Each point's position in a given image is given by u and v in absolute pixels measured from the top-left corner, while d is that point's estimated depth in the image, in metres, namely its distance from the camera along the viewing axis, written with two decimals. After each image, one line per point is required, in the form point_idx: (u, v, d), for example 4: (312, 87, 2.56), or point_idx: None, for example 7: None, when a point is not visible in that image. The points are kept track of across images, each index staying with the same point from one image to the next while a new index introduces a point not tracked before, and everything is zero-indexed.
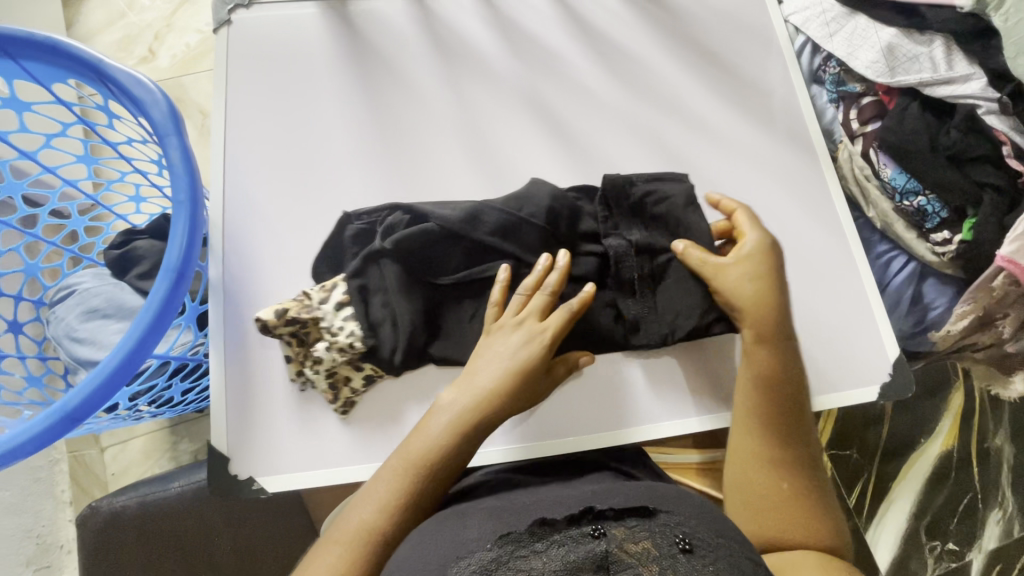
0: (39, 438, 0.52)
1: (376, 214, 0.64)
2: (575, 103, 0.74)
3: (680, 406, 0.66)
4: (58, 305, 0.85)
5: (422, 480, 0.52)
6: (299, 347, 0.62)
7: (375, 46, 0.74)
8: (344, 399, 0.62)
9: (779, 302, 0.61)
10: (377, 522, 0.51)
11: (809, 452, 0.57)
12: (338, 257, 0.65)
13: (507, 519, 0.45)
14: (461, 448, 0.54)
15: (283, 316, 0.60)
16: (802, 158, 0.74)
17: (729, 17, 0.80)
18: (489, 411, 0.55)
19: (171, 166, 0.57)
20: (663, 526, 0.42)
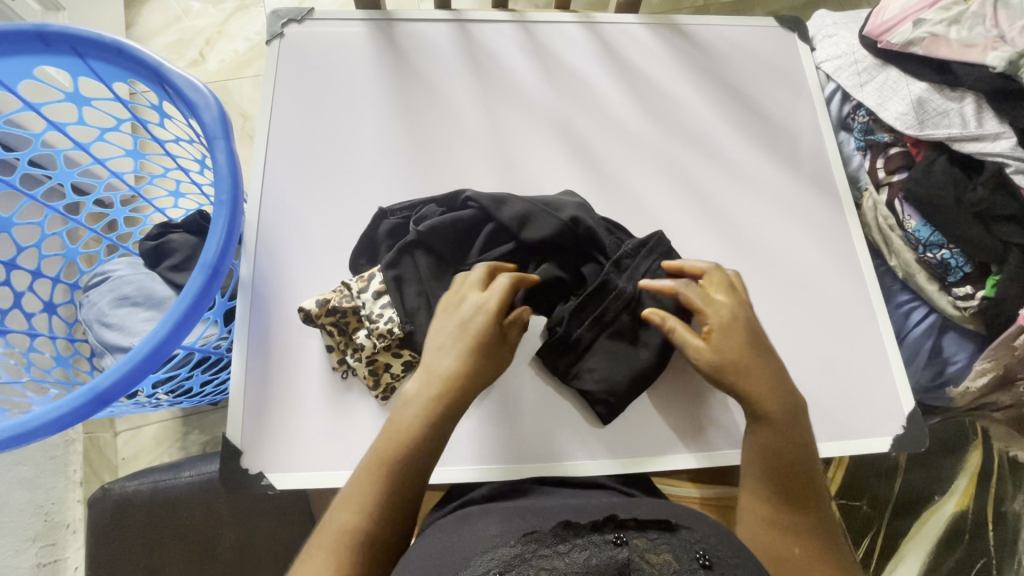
0: (69, 416, 0.54)
1: (412, 207, 0.68)
2: (604, 133, 0.76)
3: (680, 435, 0.65)
4: (92, 289, 0.89)
5: (396, 467, 0.50)
6: (340, 336, 0.63)
7: (416, 66, 0.78)
8: (384, 385, 0.63)
9: (769, 369, 0.57)
10: (360, 521, 0.48)
11: (823, 517, 0.52)
12: (371, 249, 0.67)
13: (531, 521, 0.47)
14: (436, 426, 0.53)
15: (325, 306, 0.62)
16: (826, 203, 0.75)
17: (761, 61, 0.82)
18: (463, 385, 0.54)
19: (216, 167, 0.60)
20: (685, 542, 0.43)
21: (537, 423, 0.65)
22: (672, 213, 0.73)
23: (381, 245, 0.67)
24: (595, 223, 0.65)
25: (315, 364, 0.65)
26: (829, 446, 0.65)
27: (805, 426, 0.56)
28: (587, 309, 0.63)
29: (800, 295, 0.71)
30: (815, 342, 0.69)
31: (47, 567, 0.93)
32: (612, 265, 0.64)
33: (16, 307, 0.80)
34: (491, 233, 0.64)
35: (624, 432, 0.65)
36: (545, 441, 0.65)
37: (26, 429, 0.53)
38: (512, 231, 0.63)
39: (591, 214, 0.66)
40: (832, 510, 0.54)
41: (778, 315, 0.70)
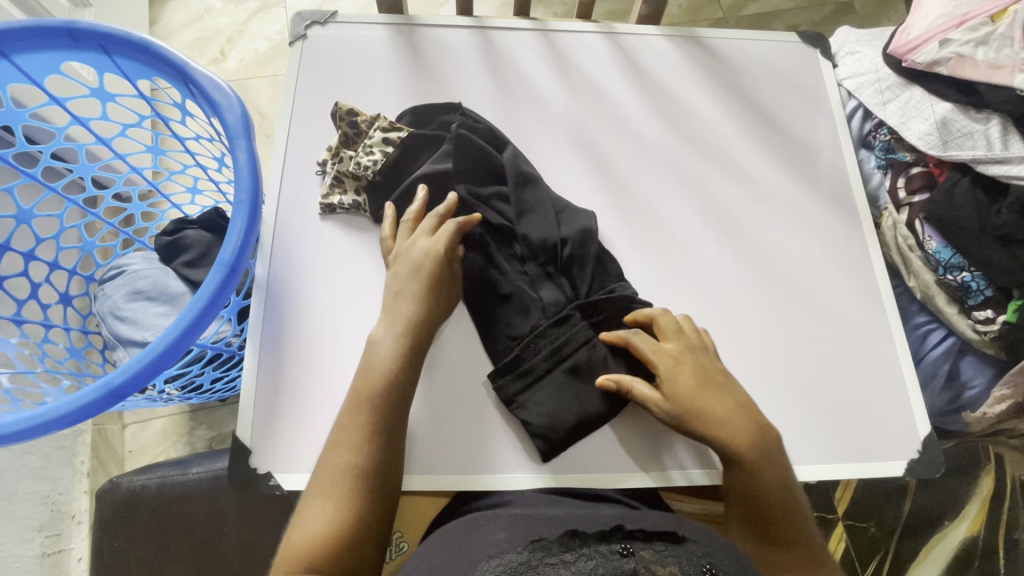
0: (82, 410, 0.54)
1: (475, 117, 0.73)
2: (623, 144, 0.76)
3: (677, 451, 0.64)
4: (107, 282, 0.90)
5: (374, 409, 0.56)
6: (340, 146, 0.72)
7: (436, 71, 0.78)
8: (330, 200, 0.70)
9: (721, 410, 0.57)
10: (351, 456, 0.54)
11: (809, 552, 0.54)
12: (425, 116, 0.74)
13: (539, 529, 0.48)
14: (402, 366, 0.59)
15: (350, 116, 0.72)
16: (844, 221, 0.74)
17: (781, 76, 0.82)
18: (416, 325, 0.61)
19: (237, 168, 0.60)
20: (691, 555, 0.42)
21: (484, 437, 0.63)
22: (688, 227, 0.73)
23: (431, 120, 0.74)
24: (586, 252, 0.66)
25: (322, 368, 0.65)
26: (842, 469, 0.64)
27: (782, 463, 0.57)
28: (546, 334, 0.63)
29: (816, 313, 0.70)
30: (830, 362, 0.68)
31: (51, 557, 0.94)
32: (581, 304, 0.64)
33: (32, 298, 0.81)
34: (500, 191, 0.69)
35: (622, 447, 0.64)
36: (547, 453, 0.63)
37: (39, 422, 0.53)
38: (513, 200, 0.68)
39: (590, 243, 0.66)
40: (819, 539, 0.56)
41: (794, 333, 0.69)
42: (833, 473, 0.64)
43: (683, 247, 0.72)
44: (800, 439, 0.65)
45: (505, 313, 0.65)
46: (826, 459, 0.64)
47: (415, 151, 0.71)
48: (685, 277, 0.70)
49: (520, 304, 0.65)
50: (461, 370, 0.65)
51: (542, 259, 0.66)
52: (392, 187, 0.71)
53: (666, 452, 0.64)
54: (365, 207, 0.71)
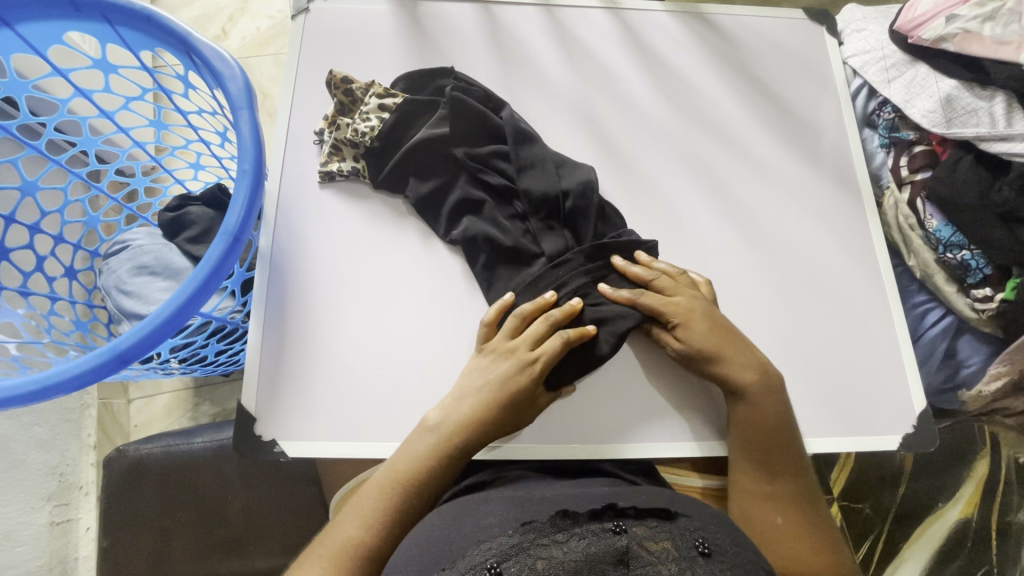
0: (89, 374, 0.55)
1: (469, 82, 0.73)
2: (625, 120, 0.76)
3: (683, 422, 0.64)
4: (111, 257, 0.90)
5: (404, 501, 0.54)
6: (336, 111, 0.72)
7: (439, 46, 0.78)
8: (329, 168, 0.70)
9: (731, 350, 0.61)
10: (363, 534, 0.52)
11: (803, 484, 0.58)
12: (418, 83, 0.74)
13: (529, 509, 0.48)
14: (439, 470, 0.55)
15: (343, 81, 0.72)
16: (845, 199, 0.74)
17: (787, 54, 0.81)
18: (470, 439, 0.56)
19: (239, 138, 0.60)
20: (683, 530, 0.44)
21: None
22: (690, 204, 0.73)
23: (426, 88, 0.74)
24: (588, 203, 0.66)
25: (328, 338, 0.65)
26: (837, 442, 0.65)
27: (783, 399, 0.60)
28: (544, 280, 0.64)
29: (816, 291, 0.70)
30: (827, 338, 0.69)
31: (59, 526, 0.96)
32: (588, 253, 0.65)
33: (38, 270, 0.82)
34: (497, 150, 0.69)
35: (631, 419, 0.64)
36: (558, 425, 0.63)
37: (48, 385, 0.55)
38: (513, 158, 0.68)
39: (591, 194, 0.66)
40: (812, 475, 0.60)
41: (794, 309, 0.69)
42: (829, 446, 0.65)
43: (685, 224, 0.72)
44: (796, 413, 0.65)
45: (507, 273, 0.66)
46: (822, 432, 0.65)
47: (411, 119, 0.72)
48: (686, 253, 0.71)
49: (524, 261, 0.66)
50: (460, 341, 0.66)
51: (544, 213, 0.66)
52: (391, 151, 0.71)
53: (672, 422, 0.64)
54: (365, 173, 0.71)
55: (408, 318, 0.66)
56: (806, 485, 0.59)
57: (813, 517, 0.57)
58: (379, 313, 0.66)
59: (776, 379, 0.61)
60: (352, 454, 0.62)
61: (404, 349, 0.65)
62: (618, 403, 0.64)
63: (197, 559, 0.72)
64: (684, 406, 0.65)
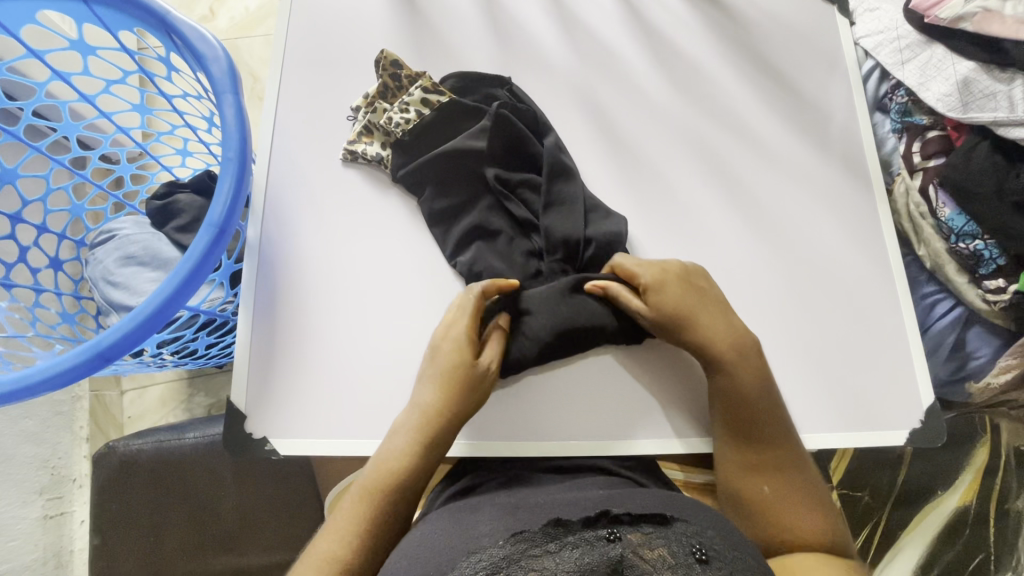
0: (70, 372, 0.53)
1: (519, 99, 0.71)
2: (629, 104, 0.73)
3: (666, 421, 0.62)
4: (97, 247, 0.88)
5: (381, 502, 0.52)
6: (376, 95, 0.70)
7: (434, 25, 0.74)
8: (354, 148, 0.68)
9: (700, 310, 0.59)
10: (340, 551, 0.50)
11: (789, 454, 0.56)
12: (471, 85, 0.71)
13: (520, 518, 0.46)
14: (413, 467, 0.54)
15: (392, 67, 0.70)
16: (855, 186, 0.72)
17: (797, 34, 0.78)
18: (437, 426, 0.56)
19: (224, 124, 0.57)
20: (680, 536, 0.42)
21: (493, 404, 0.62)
22: (695, 192, 0.70)
23: (471, 90, 0.71)
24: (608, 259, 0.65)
25: (320, 334, 0.63)
26: (841, 438, 0.64)
27: (772, 388, 0.58)
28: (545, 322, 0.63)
29: (824, 283, 0.68)
30: (835, 330, 0.67)
31: (53, 519, 0.95)
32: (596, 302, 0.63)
33: (21, 261, 0.79)
34: (528, 180, 0.67)
35: (610, 415, 0.62)
36: (552, 421, 0.62)
37: (25, 384, 0.53)
38: (545, 190, 0.65)
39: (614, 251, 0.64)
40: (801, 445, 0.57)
41: (800, 301, 0.67)
42: (833, 441, 0.63)
43: (689, 213, 0.69)
44: (800, 408, 0.64)
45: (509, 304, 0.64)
46: (827, 428, 0.63)
47: (451, 123, 0.69)
48: (690, 244, 0.68)
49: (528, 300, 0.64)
50: None
51: (560, 255, 0.64)
52: (417, 153, 0.68)
53: (656, 420, 0.62)
54: (386, 162, 0.68)
55: (402, 311, 0.64)
56: (790, 452, 0.56)
57: (797, 480, 0.55)
58: (373, 309, 0.64)
59: (753, 346, 0.58)
60: (346, 451, 0.60)
61: (398, 343, 0.63)
62: (597, 398, 0.63)
63: (191, 556, 0.71)
64: (668, 403, 0.63)
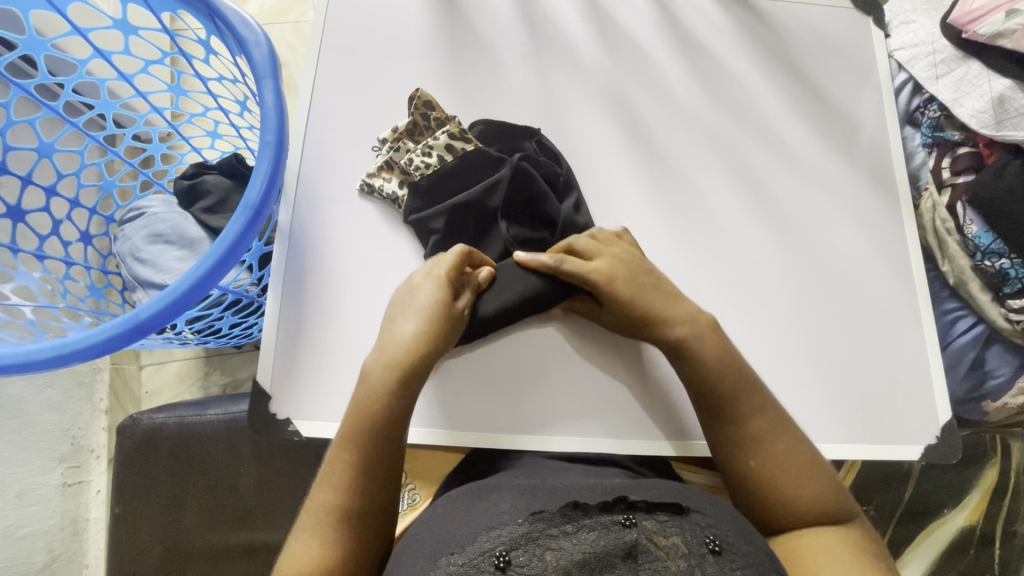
0: (105, 342, 0.54)
1: (555, 159, 0.69)
2: (659, 106, 0.73)
3: (613, 413, 0.63)
4: (127, 224, 0.89)
5: (363, 441, 0.52)
6: (405, 133, 0.69)
7: (469, 19, 0.75)
8: (372, 182, 0.68)
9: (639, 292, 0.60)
10: (336, 496, 0.50)
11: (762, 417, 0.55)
12: (500, 134, 0.70)
13: (540, 498, 0.47)
14: (390, 400, 0.54)
15: (424, 106, 0.69)
16: (882, 199, 0.72)
17: (830, 45, 0.78)
18: (410, 359, 0.55)
19: (263, 109, 0.58)
20: (694, 525, 0.43)
21: (531, 398, 0.63)
22: (720, 197, 0.71)
23: (502, 141, 0.70)
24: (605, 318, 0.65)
25: (344, 319, 0.64)
26: (855, 450, 0.64)
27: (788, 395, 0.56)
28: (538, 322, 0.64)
29: (846, 296, 0.68)
30: (855, 341, 0.67)
31: (71, 487, 0.97)
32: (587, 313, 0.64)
33: (54, 234, 0.81)
34: (542, 240, 0.67)
35: (619, 412, 0.63)
36: (585, 417, 0.63)
37: (65, 351, 0.54)
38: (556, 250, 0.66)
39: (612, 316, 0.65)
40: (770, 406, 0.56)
41: (821, 311, 0.68)
42: (848, 453, 0.64)
43: (713, 218, 0.70)
44: (816, 417, 0.64)
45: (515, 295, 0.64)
46: (841, 439, 0.64)
47: (475, 169, 0.68)
48: (713, 248, 0.69)
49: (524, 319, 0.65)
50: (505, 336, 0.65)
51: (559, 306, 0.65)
52: (433, 200, 0.67)
53: (603, 414, 0.63)
54: (402, 202, 0.67)
55: None
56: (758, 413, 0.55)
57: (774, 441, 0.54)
58: None
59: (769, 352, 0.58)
60: None
61: None
62: (547, 388, 0.64)
63: (206, 529, 0.72)
64: (615, 395, 0.64)
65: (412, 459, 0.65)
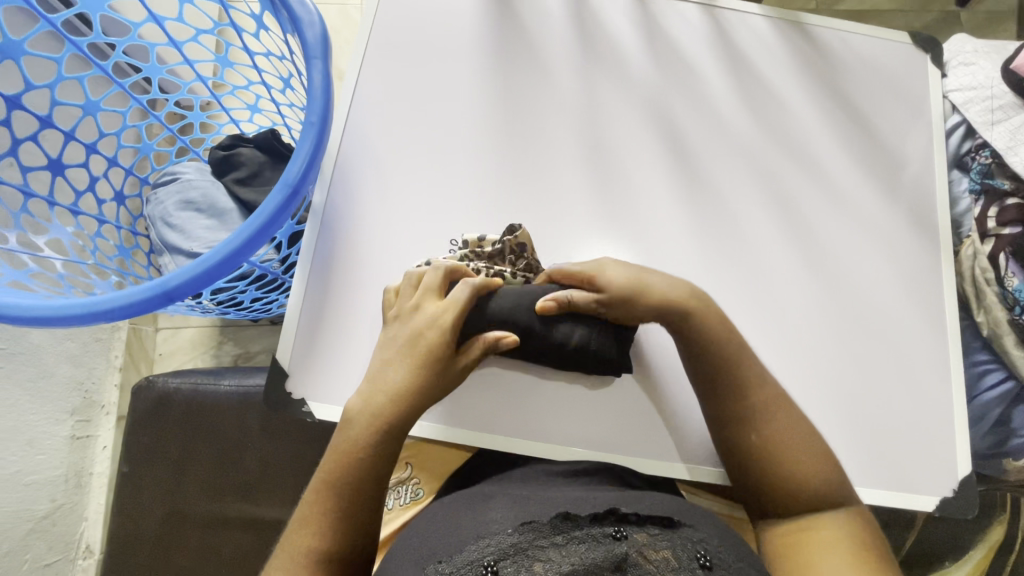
0: (133, 307, 0.55)
1: None
2: (703, 125, 0.72)
3: (611, 432, 0.62)
4: (160, 187, 0.90)
5: (345, 488, 0.51)
6: (487, 256, 0.64)
7: (521, 18, 0.74)
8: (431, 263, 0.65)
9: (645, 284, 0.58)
10: (315, 541, 0.49)
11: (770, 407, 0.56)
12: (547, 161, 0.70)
13: (529, 509, 0.46)
14: (379, 447, 0.52)
15: (521, 252, 0.63)
16: (920, 241, 0.70)
17: (884, 78, 0.76)
18: (403, 411, 0.54)
19: (310, 88, 0.59)
20: (685, 540, 0.42)
21: (554, 409, 0.63)
22: (758, 224, 0.69)
23: None
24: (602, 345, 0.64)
25: (372, 304, 0.65)
26: (869, 493, 0.62)
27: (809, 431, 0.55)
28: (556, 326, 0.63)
29: (875, 336, 0.67)
30: (879, 383, 0.65)
31: (79, 440, 0.99)
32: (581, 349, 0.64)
33: (89, 191, 0.82)
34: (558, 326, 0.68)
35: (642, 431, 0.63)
36: (607, 432, 0.62)
37: (90, 311, 0.54)
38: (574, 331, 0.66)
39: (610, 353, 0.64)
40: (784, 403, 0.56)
41: (848, 349, 0.66)
42: (862, 495, 0.62)
43: (747, 243, 0.69)
44: None
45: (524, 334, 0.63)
46: (856, 480, 0.62)
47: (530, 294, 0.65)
48: (746, 273, 0.68)
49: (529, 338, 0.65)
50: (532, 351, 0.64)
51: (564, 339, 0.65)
52: None
53: (625, 431, 0.62)
54: None
55: None
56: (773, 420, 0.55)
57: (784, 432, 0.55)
58: None
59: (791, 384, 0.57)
60: None
61: None
62: (570, 399, 0.63)
63: (208, 499, 0.73)
64: (627, 413, 0.63)
65: (416, 453, 0.67)
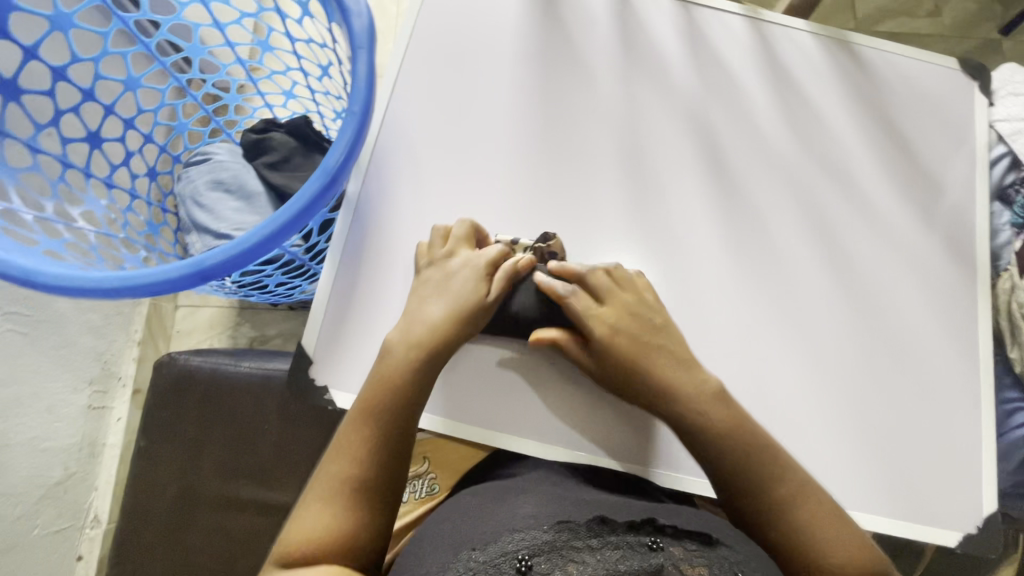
0: (168, 282, 0.55)
1: None
2: (742, 140, 0.71)
3: (630, 441, 0.62)
4: (192, 166, 0.91)
5: (383, 416, 0.54)
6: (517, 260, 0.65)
7: (565, 21, 0.74)
8: None
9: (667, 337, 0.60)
10: (353, 469, 0.52)
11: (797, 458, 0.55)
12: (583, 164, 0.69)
13: (566, 508, 0.46)
14: (415, 382, 0.56)
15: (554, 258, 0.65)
16: (958, 272, 0.69)
17: (929, 104, 0.75)
18: (439, 346, 0.58)
19: (354, 78, 0.59)
20: (722, 560, 0.41)
21: (571, 413, 0.62)
22: (793, 243, 0.68)
23: None
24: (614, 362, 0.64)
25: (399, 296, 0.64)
26: (889, 524, 0.62)
27: None
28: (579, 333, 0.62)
29: (905, 366, 0.66)
30: (907, 413, 0.64)
31: (95, 411, 1.00)
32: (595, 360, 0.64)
33: (124, 165, 0.83)
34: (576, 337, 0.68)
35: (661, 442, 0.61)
36: (625, 442, 0.62)
37: (122, 284, 0.54)
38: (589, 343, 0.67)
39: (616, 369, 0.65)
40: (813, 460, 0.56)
41: (877, 377, 0.65)
42: (882, 525, 0.61)
43: (780, 262, 0.68)
44: (852, 484, 0.62)
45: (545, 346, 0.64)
46: (878, 511, 0.61)
47: None
48: (777, 293, 0.67)
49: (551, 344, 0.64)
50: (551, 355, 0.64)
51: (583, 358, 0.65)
52: None
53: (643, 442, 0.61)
54: None
55: None
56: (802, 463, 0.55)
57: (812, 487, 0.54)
58: None
59: None
60: None
61: None
62: (588, 404, 0.63)
63: (222, 478, 0.73)
64: (645, 425, 0.62)
65: (434, 448, 0.67)
